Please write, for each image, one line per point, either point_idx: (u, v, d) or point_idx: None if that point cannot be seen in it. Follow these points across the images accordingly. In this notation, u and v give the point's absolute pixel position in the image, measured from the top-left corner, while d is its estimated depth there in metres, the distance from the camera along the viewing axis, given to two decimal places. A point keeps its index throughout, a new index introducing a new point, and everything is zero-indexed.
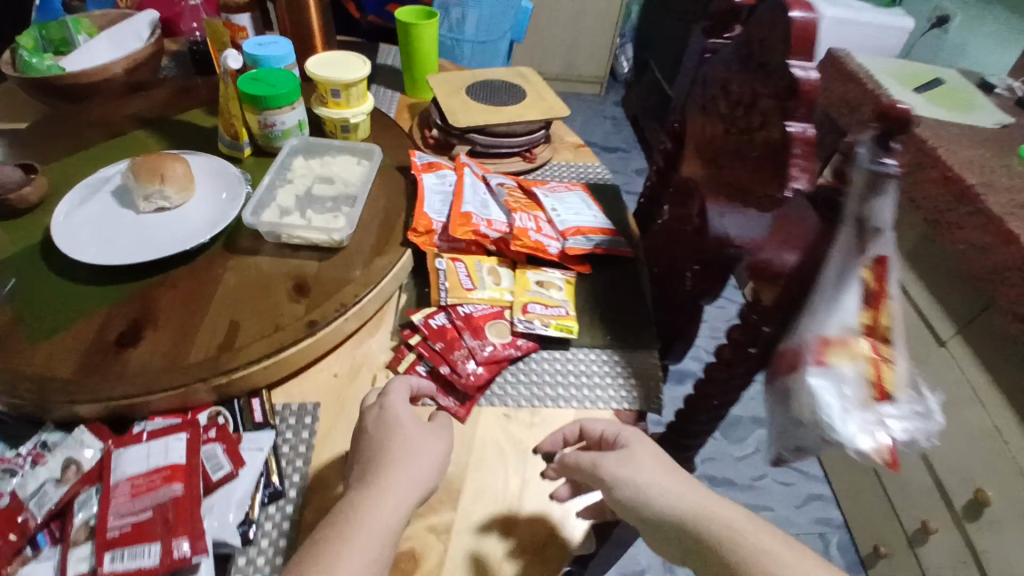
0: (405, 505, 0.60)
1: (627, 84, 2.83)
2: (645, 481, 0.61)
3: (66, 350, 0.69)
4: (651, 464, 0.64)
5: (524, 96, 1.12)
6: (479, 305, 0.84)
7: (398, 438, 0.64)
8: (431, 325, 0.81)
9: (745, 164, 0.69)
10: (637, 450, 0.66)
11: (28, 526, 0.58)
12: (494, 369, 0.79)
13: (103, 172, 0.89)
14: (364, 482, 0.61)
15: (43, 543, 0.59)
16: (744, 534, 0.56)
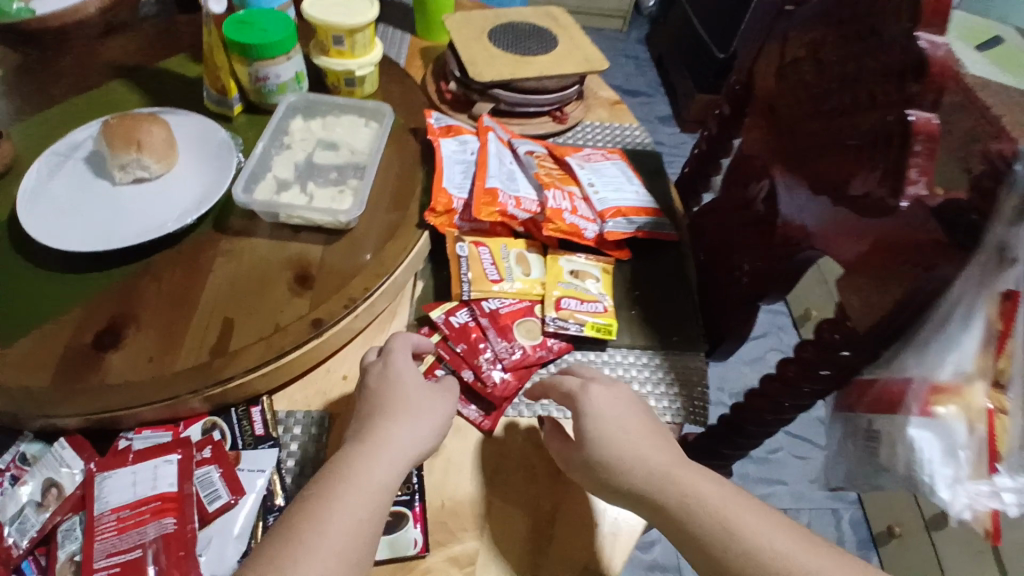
0: (402, 464, 0.55)
1: (652, 20, 2.58)
2: (616, 448, 0.56)
3: (42, 354, 0.62)
4: (625, 426, 0.58)
5: (556, 43, 0.97)
6: (506, 300, 0.74)
7: (398, 393, 0.59)
8: (452, 324, 0.72)
9: (837, 150, 0.57)
10: (606, 409, 0.59)
11: (11, 555, 0.52)
12: (522, 376, 0.70)
13: (72, 136, 0.79)
14: (356, 440, 0.55)
15: (28, 570, 0.53)
16: (739, 512, 0.50)
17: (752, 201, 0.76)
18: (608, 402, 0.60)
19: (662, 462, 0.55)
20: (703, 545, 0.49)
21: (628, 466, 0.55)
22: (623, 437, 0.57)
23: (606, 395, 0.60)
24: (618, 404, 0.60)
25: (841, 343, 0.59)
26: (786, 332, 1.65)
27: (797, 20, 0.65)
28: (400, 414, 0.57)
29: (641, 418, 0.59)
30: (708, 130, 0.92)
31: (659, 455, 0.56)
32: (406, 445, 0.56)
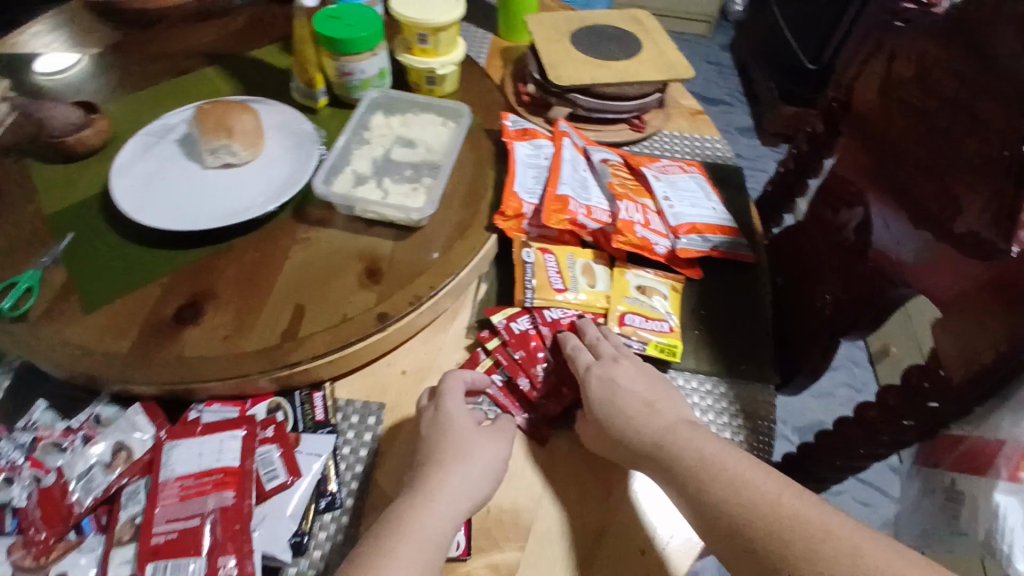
0: (456, 516, 0.55)
1: (739, 25, 2.49)
2: (616, 421, 0.60)
3: (127, 324, 0.66)
4: (625, 397, 0.61)
5: (640, 49, 0.94)
6: (569, 310, 0.74)
7: (451, 441, 0.59)
8: (512, 330, 0.71)
9: (948, 184, 0.54)
10: (605, 383, 0.62)
11: (72, 512, 0.56)
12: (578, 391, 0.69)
13: (167, 119, 0.84)
14: (411, 491, 0.56)
15: (89, 528, 0.57)
16: (757, 479, 0.51)
17: (841, 228, 0.71)
18: (607, 377, 0.63)
19: (658, 429, 0.58)
20: (695, 505, 0.52)
21: (629, 436, 0.59)
22: (621, 409, 0.60)
23: (607, 368, 0.64)
24: (618, 376, 0.63)
25: (931, 394, 0.54)
26: (861, 367, 1.55)
27: (908, 36, 0.60)
28: (454, 464, 0.57)
29: (642, 388, 0.62)
30: (797, 147, 0.87)
31: (656, 422, 0.59)
32: (461, 496, 0.56)
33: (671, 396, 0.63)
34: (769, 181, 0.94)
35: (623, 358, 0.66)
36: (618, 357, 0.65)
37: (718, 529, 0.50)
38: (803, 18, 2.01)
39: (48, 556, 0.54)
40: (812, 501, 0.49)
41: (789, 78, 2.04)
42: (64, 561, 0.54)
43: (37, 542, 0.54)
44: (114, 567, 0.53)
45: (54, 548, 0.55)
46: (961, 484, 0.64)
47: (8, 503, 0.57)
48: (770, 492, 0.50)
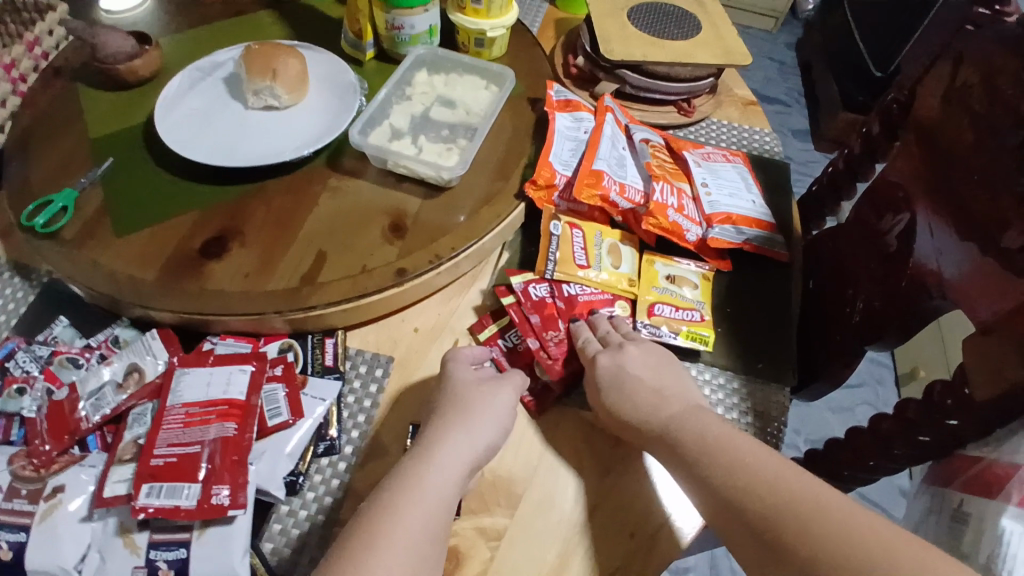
0: (458, 473, 0.54)
1: (808, 23, 2.38)
2: (626, 409, 0.59)
3: (154, 253, 0.68)
4: (633, 384, 0.60)
5: (698, 30, 0.90)
6: (591, 288, 0.72)
7: (458, 405, 0.59)
8: (530, 294, 0.70)
9: (1002, 198, 0.51)
10: (613, 371, 0.61)
11: (80, 427, 0.59)
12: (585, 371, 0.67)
13: (215, 56, 0.85)
14: (419, 450, 0.56)
15: (93, 445, 0.60)
16: (767, 466, 0.50)
17: (883, 235, 0.68)
18: (615, 364, 0.61)
19: (665, 416, 0.57)
20: (698, 488, 0.51)
21: (637, 422, 0.58)
22: (630, 396, 0.59)
23: (614, 355, 0.62)
24: (626, 362, 0.61)
25: (951, 411, 0.54)
26: (885, 387, 1.50)
27: (979, 37, 0.56)
28: (462, 426, 0.57)
29: (651, 374, 0.61)
30: (849, 147, 0.84)
31: (663, 410, 0.58)
32: (466, 454, 0.56)
33: (679, 381, 0.61)
34: (815, 181, 0.90)
35: (634, 344, 0.64)
36: (624, 342, 0.64)
37: (728, 516, 0.49)
38: (876, 20, 1.92)
39: (48, 468, 0.56)
40: (810, 482, 0.48)
41: (852, 83, 1.95)
42: (64, 474, 0.55)
43: (40, 454, 0.57)
44: (111, 483, 0.55)
45: (56, 461, 0.57)
46: (969, 505, 0.55)
47: (18, 412, 0.59)
48: (765, 475, 0.49)
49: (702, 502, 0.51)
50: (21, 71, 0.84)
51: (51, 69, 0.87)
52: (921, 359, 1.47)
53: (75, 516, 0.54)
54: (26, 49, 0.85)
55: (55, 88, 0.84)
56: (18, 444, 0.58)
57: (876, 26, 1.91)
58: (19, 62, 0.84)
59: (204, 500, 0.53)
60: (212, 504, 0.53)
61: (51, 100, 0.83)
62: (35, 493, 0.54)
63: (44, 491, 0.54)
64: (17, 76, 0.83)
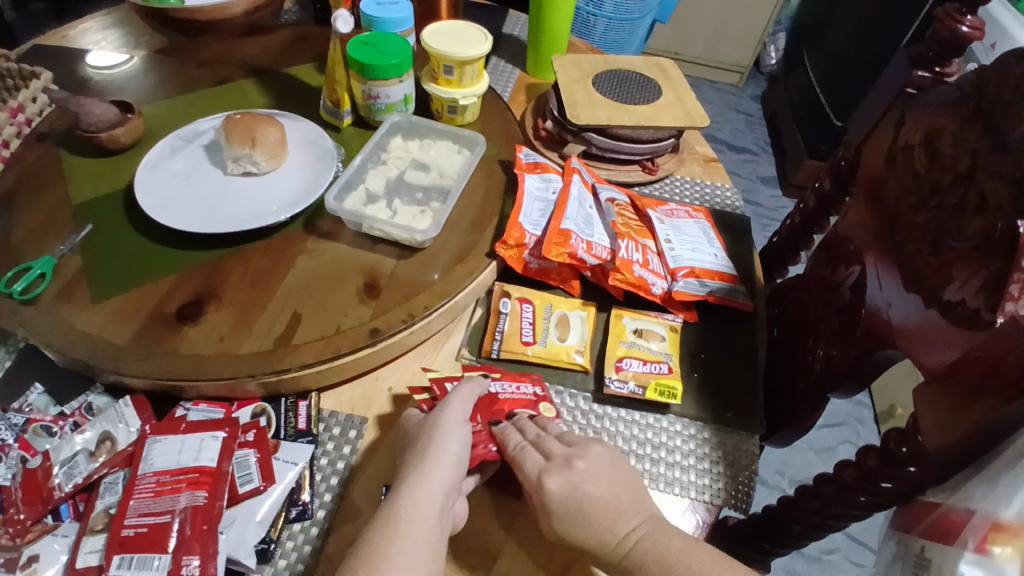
0: (437, 494, 0.56)
1: (772, 77, 2.52)
2: (582, 533, 0.56)
3: (130, 316, 0.69)
4: (589, 500, 0.57)
5: (659, 94, 0.96)
6: (512, 385, 0.70)
7: (431, 435, 0.59)
8: (446, 388, 0.68)
9: (939, 253, 0.55)
10: (565, 494, 0.57)
11: (53, 495, 0.59)
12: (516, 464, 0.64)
13: (197, 124, 0.88)
14: (366, 555, 0.51)
15: (66, 514, 0.59)
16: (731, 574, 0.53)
17: (838, 285, 0.71)
18: (567, 484, 0.57)
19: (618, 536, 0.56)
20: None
21: (594, 547, 0.56)
22: (586, 520, 0.56)
23: (563, 475, 0.58)
24: (578, 480, 0.57)
25: (908, 459, 0.55)
26: (865, 426, 1.52)
27: (919, 103, 0.61)
28: (433, 457, 0.58)
29: (605, 489, 0.57)
30: (804, 202, 0.88)
31: (620, 529, 0.56)
32: (443, 475, 0.57)
33: (634, 488, 0.59)
34: (775, 233, 0.95)
35: (581, 451, 0.60)
36: (570, 456, 0.59)
37: None
38: (834, 78, 2.03)
39: (23, 537, 0.56)
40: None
41: (816, 135, 2.04)
42: (37, 543, 0.56)
43: (15, 522, 0.56)
44: (83, 554, 0.55)
45: (31, 530, 0.57)
46: (930, 552, 0.56)
47: None
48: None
49: None
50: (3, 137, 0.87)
51: (35, 135, 0.89)
52: (896, 397, 1.50)
53: None
54: (9, 116, 0.88)
55: (40, 153, 0.87)
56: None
57: (835, 83, 2.02)
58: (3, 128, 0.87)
59: (174, 571, 0.53)
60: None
61: (35, 166, 0.85)
62: (11, 561, 0.55)
63: (19, 561, 0.55)
64: None
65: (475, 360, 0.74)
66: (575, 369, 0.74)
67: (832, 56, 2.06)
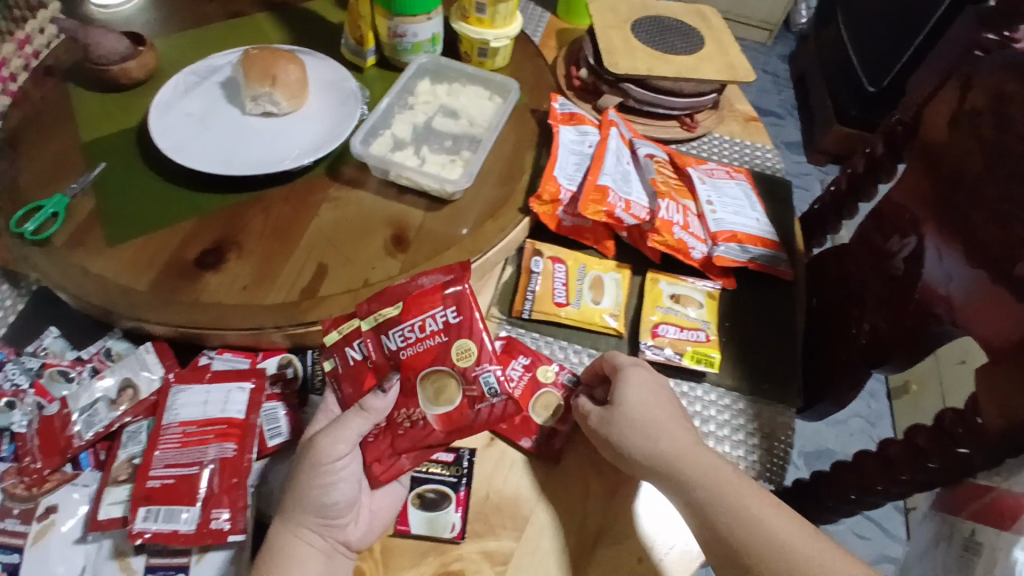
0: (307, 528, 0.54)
1: (801, 36, 2.40)
2: (654, 445, 0.57)
3: (148, 261, 0.66)
4: (659, 412, 0.60)
5: (701, 45, 0.90)
6: (416, 328, 0.59)
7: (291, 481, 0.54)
8: (343, 358, 0.60)
9: (1010, 226, 0.52)
10: (643, 391, 0.60)
11: (72, 444, 0.59)
12: (449, 428, 0.59)
13: (213, 60, 0.83)
14: None
15: (86, 463, 0.59)
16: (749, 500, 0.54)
17: (890, 256, 0.68)
18: (647, 382, 0.61)
19: (687, 449, 0.57)
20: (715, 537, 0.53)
21: (651, 444, 0.57)
22: (652, 418, 0.59)
23: (643, 389, 0.60)
24: (653, 386, 0.61)
25: (962, 439, 0.54)
26: (877, 400, 1.51)
27: (989, 63, 0.56)
28: (295, 511, 0.54)
29: (673, 406, 0.61)
30: (852, 167, 0.85)
31: (677, 439, 0.58)
32: (303, 517, 0.53)
33: (679, 417, 0.60)
34: (816, 199, 0.91)
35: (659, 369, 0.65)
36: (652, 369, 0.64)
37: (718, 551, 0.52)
38: (867, 37, 1.93)
39: (39, 487, 0.56)
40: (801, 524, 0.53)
41: (846, 98, 1.96)
42: (57, 494, 0.57)
43: (31, 472, 0.57)
44: (106, 505, 0.55)
45: (48, 480, 0.57)
46: (981, 535, 0.58)
47: (9, 427, 0.60)
48: (778, 537, 0.51)
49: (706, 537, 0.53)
50: (10, 70, 0.83)
51: (41, 68, 0.84)
52: (910, 372, 1.48)
53: (68, 538, 0.55)
54: (16, 48, 0.84)
55: (46, 89, 0.82)
56: (8, 459, 0.59)
57: (868, 42, 1.92)
58: (9, 61, 0.83)
59: (203, 525, 0.53)
60: (212, 529, 0.53)
61: (42, 102, 0.80)
62: (27, 512, 0.56)
63: (36, 511, 0.56)
64: (5, 74, 0.82)
65: (506, 320, 0.72)
66: (606, 332, 0.72)
67: (867, 13, 1.95)
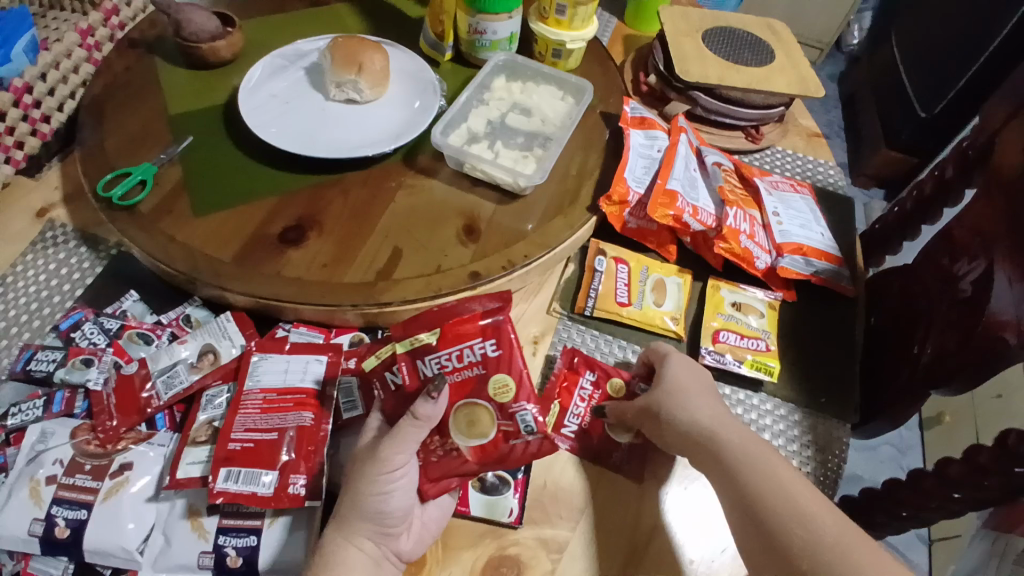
0: (364, 527, 0.51)
1: (852, 58, 2.37)
2: (683, 414, 0.58)
3: (233, 233, 0.68)
4: (694, 389, 0.60)
5: (772, 58, 0.90)
6: (453, 357, 0.54)
7: (350, 489, 0.52)
8: (384, 382, 0.56)
9: None
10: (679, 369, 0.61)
11: (148, 405, 0.62)
12: (483, 461, 0.55)
13: (299, 45, 0.86)
14: None
15: (162, 425, 0.63)
16: (784, 478, 0.52)
17: (957, 279, 0.68)
18: (682, 365, 0.62)
19: (719, 421, 0.57)
20: (741, 505, 0.52)
21: (684, 415, 0.58)
22: (686, 391, 0.59)
23: (675, 369, 0.61)
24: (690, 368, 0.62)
25: (1021, 459, 0.54)
26: (909, 430, 1.48)
27: None
28: (351, 523, 0.52)
29: (709, 389, 0.61)
30: (919, 188, 0.84)
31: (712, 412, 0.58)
32: (357, 527, 0.51)
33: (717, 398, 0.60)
34: (878, 219, 0.90)
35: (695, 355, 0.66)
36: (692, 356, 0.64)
37: (751, 529, 0.50)
38: (922, 62, 1.89)
39: (113, 445, 0.59)
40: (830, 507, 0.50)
41: (895, 122, 1.93)
42: (130, 453, 0.59)
43: (106, 429, 0.60)
44: (186, 464, 0.57)
45: (122, 437, 0.60)
46: None
47: (85, 383, 0.62)
48: (806, 508, 0.49)
49: (738, 513, 0.52)
50: (96, 38, 0.88)
51: (127, 41, 0.87)
52: (946, 404, 1.45)
53: (140, 496, 0.57)
54: (103, 18, 0.89)
55: (131, 60, 0.85)
56: (81, 417, 0.61)
57: (924, 67, 1.87)
58: (96, 30, 0.88)
59: (281, 489, 0.55)
60: (290, 494, 0.55)
61: (127, 73, 0.84)
62: (100, 469, 0.57)
63: (109, 469, 0.58)
64: (91, 43, 0.87)
65: (567, 315, 0.73)
66: (664, 335, 0.73)
67: (923, 37, 1.92)
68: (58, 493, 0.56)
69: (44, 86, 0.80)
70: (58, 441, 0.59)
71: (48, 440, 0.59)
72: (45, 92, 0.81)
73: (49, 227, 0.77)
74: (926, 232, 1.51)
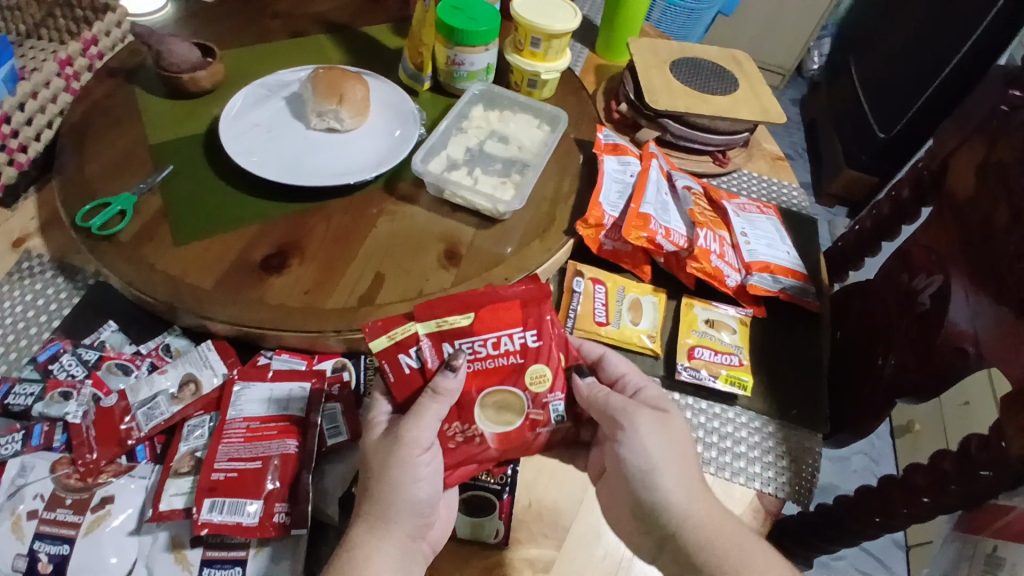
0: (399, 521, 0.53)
1: (812, 82, 2.47)
2: (650, 485, 0.55)
3: (214, 261, 0.69)
4: (670, 459, 0.55)
5: (736, 87, 0.95)
6: (490, 343, 0.57)
7: (382, 479, 0.53)
8: (399, 363, 0.57)
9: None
10: (652, 433, 0.56)
11: (128, 437, 0.61)
12: (504, 448, 0.57)
13: (281, 75, 0.88)
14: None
15: (143, 456, 0.62)
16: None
17: (914, 294, 0.72)
18: (652, 422, 0.57)
19: (697, 509, 0.54)
20: None
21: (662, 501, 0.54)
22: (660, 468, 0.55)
23: (652, 433, 0.56)
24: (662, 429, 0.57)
25: (984, 463, 0.57)
26: (881, 440, 1.52)
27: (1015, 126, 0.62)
28: (384, 523, 0.52)
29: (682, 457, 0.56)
30: (877, 208, 0.88)
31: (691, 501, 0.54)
32: (398, 515, 0.53)
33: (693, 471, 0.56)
34: (840, 236, 0.95)
35: (658, 391, 0.61)
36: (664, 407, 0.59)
37: None
38: (879, 87, 1.99)
39: (94, 478, 0.59)
40: None
41: (855, 144, 2.02)
42: (112, 485, 0.59)
43: (86, 462, 0.59)
44: (168, 496, 0.57)
45: (102, 470, 0.59)
46: None
47: (63, 417, 0.61)
48: None
49: None
50: (75, 69, 0.88)
51: (106, 70, 0.88)
52: (914, 413, 1.51)
53: (122, 530, 0.57)
54: (82, 48, 0.89)
55: (111, 88, 0.86)
56: (61, 449, 0.60)
57: (881, 93, 1.97)
58: (75, 60, 0.88)
59: (266, 517, 0.56)
60: (275, 522, 0.55)
61: (107, 102, 0.84)
62: (81, 502, 0.58)
63: (91, 502, 0.58)
64: (70, 73, 0.87)
65: None
66: (642, 352, 0.75)
67: (878, 64, 2.02)
68: (39, 527, 0.56)
69: (22, 116, 0.79)
70: (37, 475, 0.58)
71: (27, 474, 0.58)
72: (23, 122, 0.80)
73: (25, 257, 0.76)
74: (889, 247, 1.58)
